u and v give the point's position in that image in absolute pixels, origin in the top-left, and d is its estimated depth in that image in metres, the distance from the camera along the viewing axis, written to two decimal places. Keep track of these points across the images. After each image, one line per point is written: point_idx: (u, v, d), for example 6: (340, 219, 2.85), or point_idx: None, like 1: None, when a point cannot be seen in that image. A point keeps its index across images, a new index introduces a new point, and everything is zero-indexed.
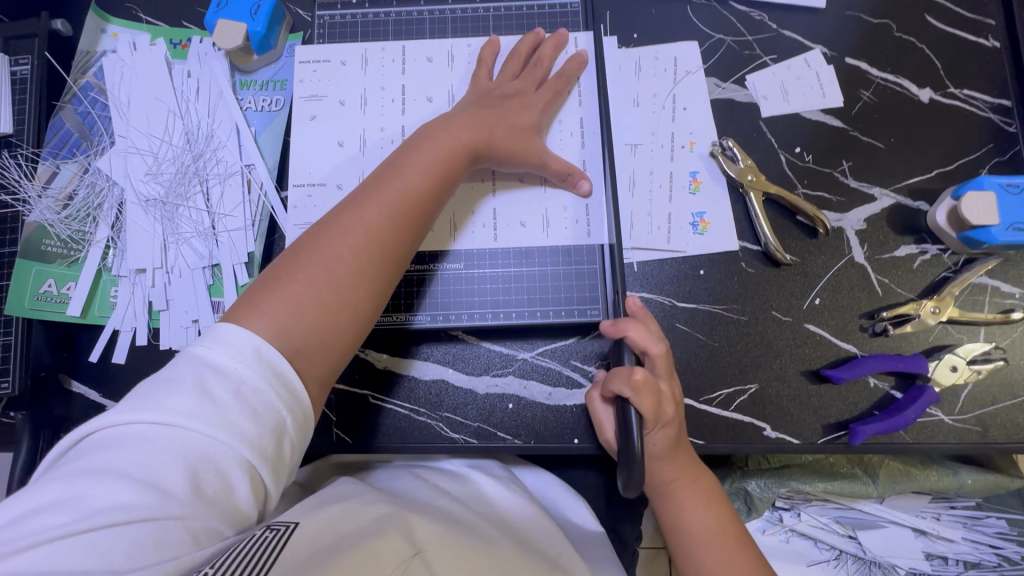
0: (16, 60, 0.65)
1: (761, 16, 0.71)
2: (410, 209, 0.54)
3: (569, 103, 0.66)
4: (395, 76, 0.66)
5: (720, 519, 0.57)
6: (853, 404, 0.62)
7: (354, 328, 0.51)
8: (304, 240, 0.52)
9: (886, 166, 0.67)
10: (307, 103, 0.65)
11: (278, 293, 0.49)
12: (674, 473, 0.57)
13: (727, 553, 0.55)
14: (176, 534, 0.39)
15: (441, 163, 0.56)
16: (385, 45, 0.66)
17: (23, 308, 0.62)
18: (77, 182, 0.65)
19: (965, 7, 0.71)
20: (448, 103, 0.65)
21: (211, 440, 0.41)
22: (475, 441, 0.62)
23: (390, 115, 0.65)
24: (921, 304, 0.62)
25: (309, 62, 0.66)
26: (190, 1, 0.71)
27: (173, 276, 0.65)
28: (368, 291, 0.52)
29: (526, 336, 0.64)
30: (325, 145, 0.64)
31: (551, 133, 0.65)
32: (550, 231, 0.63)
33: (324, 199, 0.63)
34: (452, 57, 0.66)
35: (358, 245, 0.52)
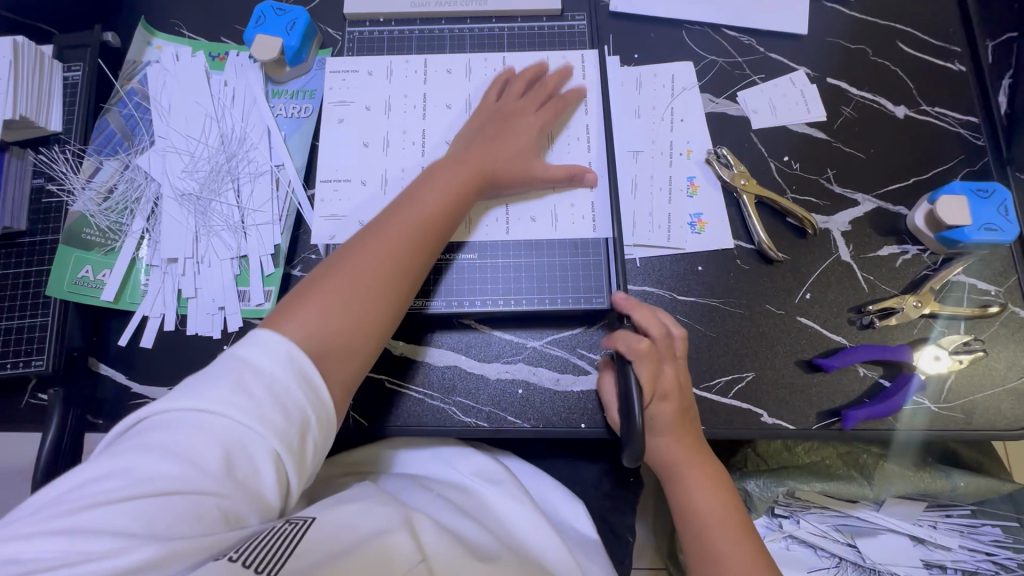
0: (69, 66, 0.71)
1: (750, 40, 0.78)
2: (430, 229, 0.59)
3: (576, 110, 0.72)
4: (417, 85, 0.72)
5: (725, 503, 0.59)
6: (845, 392, 0.66)
7: (378, 333, 0.55)
8: (334, 255, 0.57)
9: (867, 174, 0.73)
10: (335, 108, 0.71)
11: (310, 300, 0.52)
12: (680, 454, 0.61)
13: (730, 535, 0.57)
14: (208, 512, 0.41)
15: (458, 184, 0.61)
16: (409, 58, 0.73)
17: (62, 289, 0.65)
18: (118, 177, 0.70)
19: (933, 36, 0.79)
20: (465, 111, 0.71)
21: (244, 428, 0.43)
22: (486, 424, 0.65)
23: (411, 119, 0.71)
24: (904, 298, 0.67)
25: (338, 72, 0.72)
26: (229, 19, 0.78)
27: (203, 266, 0.69)
28: (390, 298, 0.55)
29: (535, 326, 0.68)
30: (351, 146, 0.70)
31: (559, 138, 0.71)
32: (558, 225, 0.68)
33: (349, 193, 0.68)
34: (469, 70, 0.73)
35: (384, 260, 0.56)
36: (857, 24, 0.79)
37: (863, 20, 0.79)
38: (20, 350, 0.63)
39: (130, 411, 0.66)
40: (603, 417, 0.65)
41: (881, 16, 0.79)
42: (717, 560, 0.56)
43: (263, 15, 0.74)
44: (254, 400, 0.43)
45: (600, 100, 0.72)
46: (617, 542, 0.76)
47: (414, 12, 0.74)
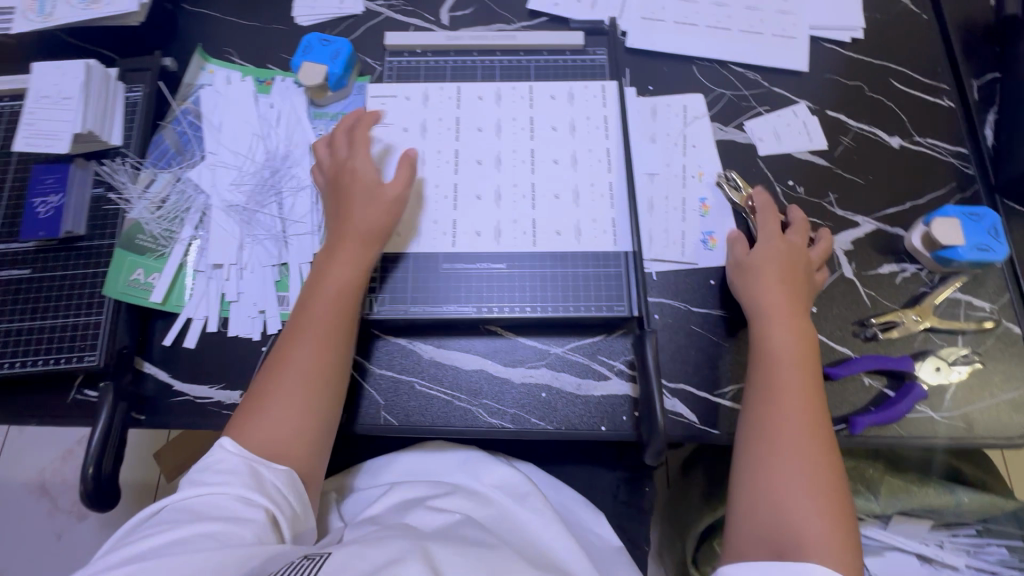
0: (130, 87, 0.77)
1: (755, 76, 0.85)
2: (328, 326, 0.64)
3: (596, 135, 0.78)
4: (451, 110, 0.78)
5: (808, 364, 0.63)
6: (851, 401, 0.69)
7: (328, 412, 0.63)
8: (268, 363, 0.64)
9: (867, 198, 0.79)
10: (375, 129, 0.77)
11: (256, 411, 0.61)
12: (780, 307, 0.66)
13: (803, 392, 0.61)
14: (198, 541, 0.49)
15: (340, 274, 0.66)
16: (443, 85, 0.79)
17: (116, 291, 0.69)
18: (170, 188, 0.75)
19: (923, 75, 0.86)
20: (494, 134, 0.77)
21: (208, 488, 0.54)
22: (511, 426, 0.68)
23: (445, 141, 0.77)
24: (904, 314, 0.71)
25: (378, 97, 0.79)
26: (277, 50, 0.86)
27: (246, 272, 0.74)
28: (318, 394, 0.62)
29: (558, 333, 0.72)
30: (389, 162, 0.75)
31: (581, 159, 0.76)
32: (581, 239, 0.73)
33: None
34: (499, 97, 0.79)
35: (298, 370, 0.62)
36: (853, 63, 0.86)
37: (859, 60, 0.86)
38: (73, 347, 0.66)
39: (171, 408, 0.69)
40: (622, 420, 0.68)
41: (874, 56, 0.87)
42: (778, 405, 0.61)
43: (310, 46, 0.81)
44: (206, 471, 0.56)
45: (618, 126, 0.78)
46: (631, 548, 0.79)
47: (448, 45, 0.81)
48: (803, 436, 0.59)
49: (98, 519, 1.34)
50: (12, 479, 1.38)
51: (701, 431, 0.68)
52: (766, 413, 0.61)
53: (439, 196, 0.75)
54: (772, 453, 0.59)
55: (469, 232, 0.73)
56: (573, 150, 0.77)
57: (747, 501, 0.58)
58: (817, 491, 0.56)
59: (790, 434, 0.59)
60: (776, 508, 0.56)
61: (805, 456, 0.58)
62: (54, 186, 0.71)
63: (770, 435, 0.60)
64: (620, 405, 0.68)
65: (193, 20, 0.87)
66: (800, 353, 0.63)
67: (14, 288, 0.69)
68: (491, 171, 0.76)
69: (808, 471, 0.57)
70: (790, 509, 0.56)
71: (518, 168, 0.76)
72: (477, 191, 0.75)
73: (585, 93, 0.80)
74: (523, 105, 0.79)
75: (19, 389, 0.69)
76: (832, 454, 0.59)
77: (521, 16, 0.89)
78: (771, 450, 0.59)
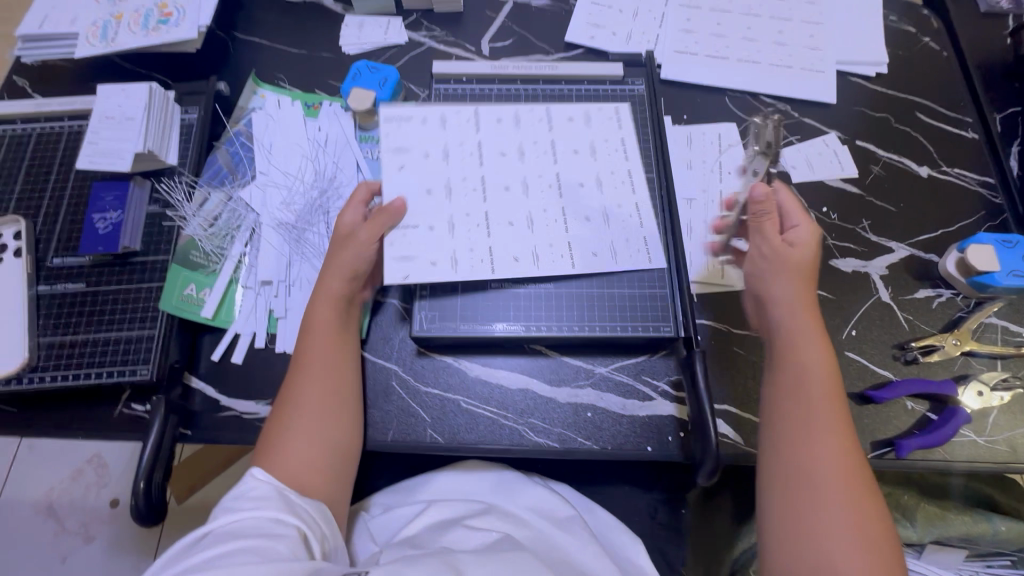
0: (186, 110, 0.80)
1: (786, 107, 0.88)
2: (336, 361, 0.66)
3: (616, 157, 0.79)
4: (472, 134, 0.78)
5: (828, 377, 0.61)
6: (895, 424, 0.70)
7: (347, 441, 0.64)
8: (279, 401, 0.65)
9: (899, 225, 0.81)
10: (395, 155, 0.75)
11: (274, 447, 0.61)
12: (790, 322, 0.64)
13: (824, 406, 0.59)
14: (240, 554, 0.48)
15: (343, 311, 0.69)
16: (459, 109, 0.79)
17: (170, 305, 0.70)
18: (222, 207, 0.77)
19: (947, 108, 0.89)
20: (517, 158, 0.77)
21: (242, 513, 0.54)
22: (558, 445, 0.68)
23: (470, 167, 0.76)
24: (944, 338, 0.72)
25: (394, 119, 0.77)
26: (326, 77, 0.89)
27: (294, 289, 0.74)
28: (337, 426, 0.64)
29: (602, 353, 0.73)
30: (414, 191, 0.74)
31: (605, 180, 0.77)
32: (618, 256, 0.73)
33: (416, 238, 0.71)
34: (517, 119, 0.80)
35: (313, 403, 0.64)
36: (880, 96, 0.90)
37: (884, 93, 0.90)
38: (127, 360, 0.67)
39: (217, 422, 0.69)
40: (669, 440, 0.68)
41: (900, 90, 0.90)
42: (800, 430, 0.58)
43: (360, 72, 0.84)
44: (238, 499, 0.56)
45: (638, 147, 0.79)
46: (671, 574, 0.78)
47: (494, 74, 0.84)
48: (831, 463, 0.56)
49: (107, 539, 1.30)
50: (16, 498, 1.34)
51: (748, 453, 0.68)
52: (786, 435, 0.59)
53: (470, 225, 0.73)
54: (800, 482, 0.56)
55: (507, 258, 0.72)
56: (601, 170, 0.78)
57: (778, 530, 0.55)
58: (853, 517, 0.53)
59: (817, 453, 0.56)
60: (811, 533, 0.53)
61: (835, 482, 0.55)
62: (112, 203, 0.73)
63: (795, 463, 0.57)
64: (667, 425, 0.69)
65: (245, 47, 0.91)
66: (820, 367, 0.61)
67: (69, 301, 0.70)
68: (520, 197, 0.75)
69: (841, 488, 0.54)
70: (825, 533, 0.53)
71: (546, 192, 0.76)
72: (510, 218, 0.74)
73: (601, 115, 0.81)
74: (542, 127, 0.80)
75: (67, 401, 0.69)
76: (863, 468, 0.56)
77: (559, 48, 0.94)
78: (796, 472, 0.56)
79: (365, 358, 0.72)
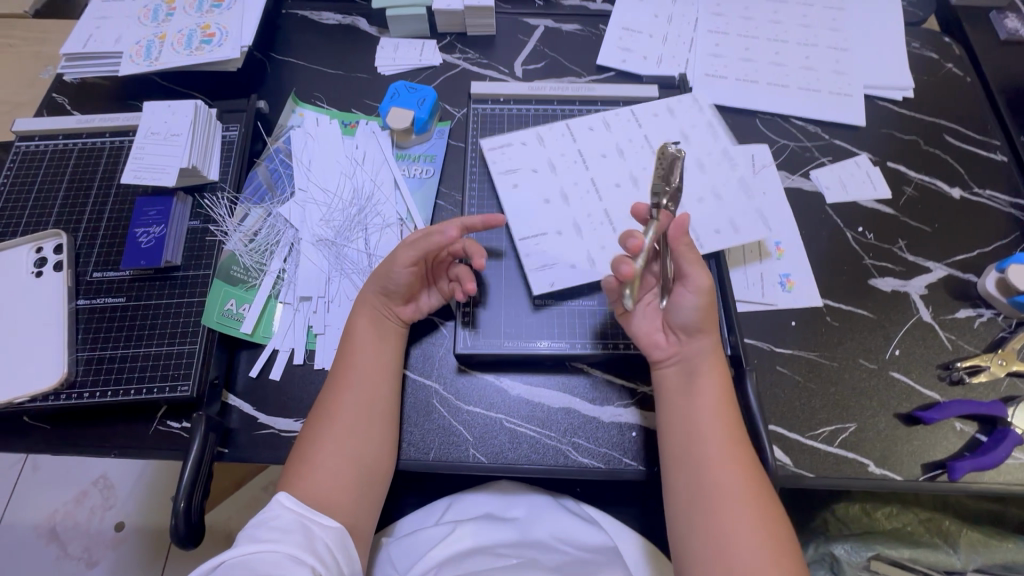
0: (227, 127, 0.81)
1: (816, 129, 0.90)
2: (376, 381, 0.66)
3: (708, 138, 0.81)
4: (570, 145, 0.81)
5: (725, 396, 0.61)
6: (944, 446, 0.68)
7: (380, 463, 0.63)
8: (310, 418, 0.64)
9: (935, 245, 0.81)
10: (506, 175, 0.78)
11: (309, 465, 0.60)
12: (702, 347, 0.63)
13: (722, 427, 0.59)
14: None
15: (381, 333, 0.69)
16: (552, 126, 0.82)
17: (210, 321, 0.69)
18: (262, 223, 0.77)
19: (974, 131, 0.90)
20: (618, 158, 0.80)
21: (259, 548, 0.50)
22: (604, 466, 0.67)
23: (577, 173, 0.79)
24: (990, 358, 0.72)
25: (496, 148, 0.80)
26: (363, 97, 0.90)
27: (333, 305, 0.74)
28: (370, 446, 0.63)
29: (646, 371, 0.72)
30: (533, 205, 0.77)
31: (705, 163, 0.79)
32: (742, 230, 0.74)
33: (549, 243, 0.74)
34: (608, 125, 0.82)
35: (351, 423, 0.63)
36: (908, 119, 0.91)
37: (911, 117, 0.91)
38: (165, 376, 0.66)
39: (254, 440, 0.67)
40: None
41: (927, 114, 0.92)
42: (694, 446, 0.59)
43: (398, 92, 0.85)
44: (257, 532, 0.52)
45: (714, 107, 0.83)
46: None
47: (531, 94, 0.86)
48: (728, 475, 0.56)
49: (111, 564, 1.26)
50: (20, 521, 1.30)
51: (796, 475, 0.67)
52: (689, 455, 0.59)
53: (594, 224, 0.75)
54: (700, 496, 0.56)
55: None
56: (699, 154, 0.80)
57: (689, 554, 0.55)
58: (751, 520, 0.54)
59: (718, 477, 0.56)
60: (714, 544, 0.54)
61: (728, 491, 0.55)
62: (155, 218, 0.73)
63: (694, 478, 0.58)
64: None
65: (283, 67, 0.93)
66: (719, 388, 0.61)
67: (109, 316, 0.69)
68: (631, 191, 0.77)
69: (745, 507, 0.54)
70: (729, 553, 0.53)
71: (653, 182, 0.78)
72: (628, 210, 0.76)
73: (682, 104, 0.83)
74: (633, 127, 0.82)
75: (102, 417, 0.67)
76: (762, 483, 0.57)
77: (591, 70, 0.95)
78: (697, 492, 0.57)
79: (407, 377, 0.71)
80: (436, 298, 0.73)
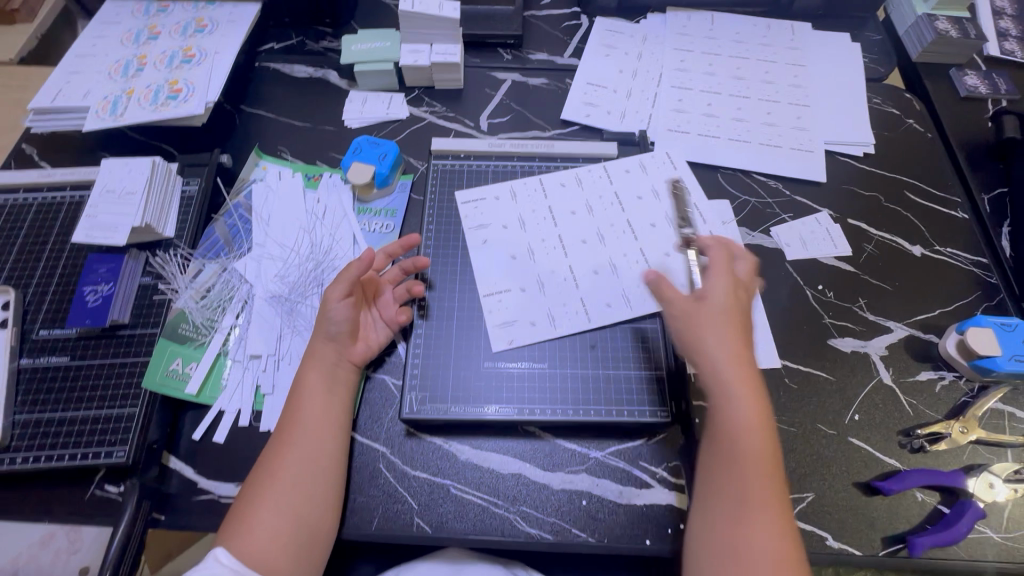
0: (187, 182, 0.82)
1: (777, 185, 0.90)
2: (323, 433, 0.64)
3: (678, 195, 0.83)
4: (541, 201, 0.82)
5: (763, 425, 0.59)
6: (905, 518, 0.66)
7: (320, 523, 0.60)
8: (254, 472, 0.63)
9: (896, 304, 0.80)
10: (477, 232, 0.80)
11: (247, 523, 0.58)
12: (725, 385, 0.60)
13: (757, 463, 0.57)
14: None
15: (329, 385, 0.67)
16: (525, 180, 0.84)
17: (154, 383, 0.68)
18: (216, 278, 0.76)
19: (935, 188, 0.91)
20: (588, 215, 0.81)
21: None
22: (553, 537, 0.64)
23: (545, 229, 0.80)
24: (950, 424, 0.70)
25: (470, 202, 0.82)
26: (328, 150, 0.91)
27: (283, 363, 0.72)
28: (313, 503, 0.61)
29: (597, 436, 0.70)
30: (501, 260, 0.78)
31: (674, 219, 0.81)
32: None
33: (512, 300, 0.75)
34: (579, 181, 0.84)
35: (291, 480, 0.61)
36: (869, 175, 0.92)
37: (872, 173, 0.92)
38: (102, 441, 0.65)
39: (192, 507, 0.65)
40: (667, 533, 0.64)
41: (888, 170, 0.92)
42: (730, 474, 0.57)
43: (359, 147, 0.86)
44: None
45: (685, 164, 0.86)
46: None
47: (491, 151, 0.87)
48: (761, 513, 0.55)
49: None
50: None
51: None
52: (724, 486, 0.57)
53: (559, 280, 0.76)
54: (732, 528, 0.55)
55: (600, 304, 0.75)
56: (665, 212, 0.81)
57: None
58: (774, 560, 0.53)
59: (747, 512, 0.55)
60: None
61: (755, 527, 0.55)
62: (105, 276, 0.73)
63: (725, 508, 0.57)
64: (663, 517, 0.65)
65: (251, 120, 0.94)
66: (754, 415, 0.59)
67: (52, 377, 0.68)
68: (598, 247, 0.79)
69: (771, 542, 0.54)
70: None
71: (622, 239, 0.79)
72: (593, 266, 0.77)
73: (654, 162, 0.86)
74: (604, 183, 0.84)
75: (38, 482, 0.65)
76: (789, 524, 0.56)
77: (555, 124, 0.97)
78: (728, 525, 0.56)
79: (355, 439, 0.69)
80: (383, 331, 0.73)
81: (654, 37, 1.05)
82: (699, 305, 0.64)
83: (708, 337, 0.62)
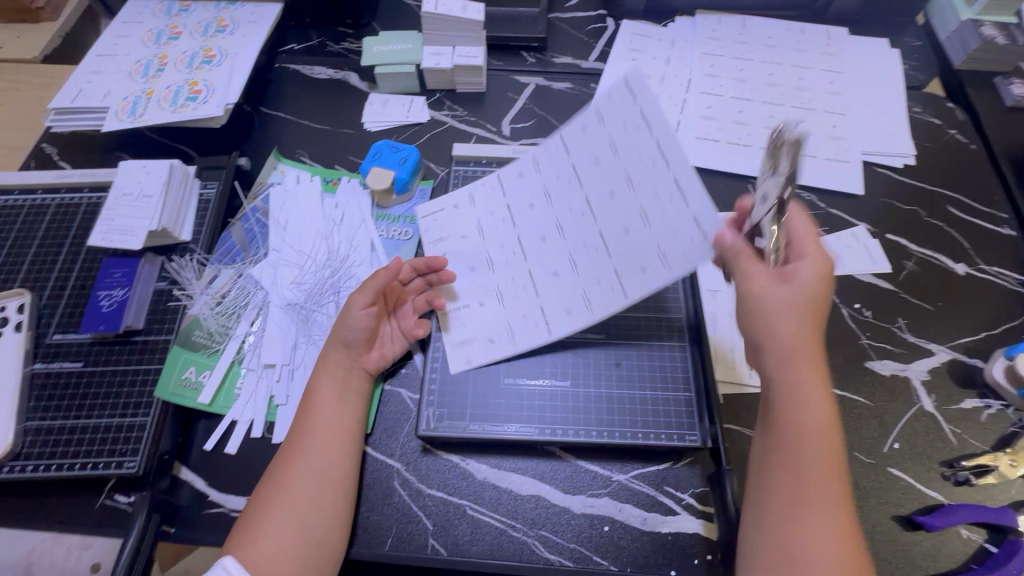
0: (205, 185, 0.80)
1: (811, 197, 0.86)
2: (335, 441, 0.62)
3: (637, 131, 0.64)
4: (499, 201, 0.76)
5: (830, 425, 0.52)
6: (949, 556, 0.62)
7: (330, 535, 0.58)
8: (265, 478, 0.61)
9: (938, 325, 0.76)
10: (434, 246, 0.76)
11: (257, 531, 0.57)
12: (793, 377, 0.53)
13: (817, 470, 0.51)
14: None
15: (342, 392, 0.65)
16: (484, 180, 0.78)
17: (166, 392, 0.67)
18: (232, 284, 0.75)
19: (979, 203, 0.86)
20: (545, 203, 0.73)
21: None
22: (573, 564, 0.61)
23: (504, 233, 0.75)
24: (998, 457, 0.66)
25: (429, 214, 0.78)
26: (347, 154, 0.89)
27: (297, 372, 0.70)
28: (323, 514, 0.58)
29: (621, 458, 0.67)
30: (463, 273, 0.75)
31: (632, 174, 0.65)
32: (671, 264, 0.62)
33: (470, 316, 0.72)
34: (534, 165, 0.75)
35: (302, 488, 0.59)
36: (908, 188, 0.87)
37: (913, 186, 0.88)
38: (113, 450, 0.63)
39: (202, 521, 0.63)
40: (693, 564, 0.61)
41: (929, 183, 0.88)
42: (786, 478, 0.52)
43: (380, 151, 0.84)
44: None
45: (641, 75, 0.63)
46: None
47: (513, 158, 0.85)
48: (821, 525, 0.49)
49: None
50: None
51: None
52: (777, 496, 0.52)
53: (518, 289, 0.72)
54: (786, 542, 0.50)
55: (560, 312, 0.69)
56: (625, 168, 0.66)
57: None
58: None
59: (802, 524, 0.50)
60: None
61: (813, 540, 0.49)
62: (121, 280, 0.72)
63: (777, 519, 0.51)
64: (689, 547, 0.62)
65: (269, 122, 0.93)
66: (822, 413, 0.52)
67: (65, 382, 0.67)
68: (558, 243, 0.71)
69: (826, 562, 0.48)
70: None
71: (580, 224, 0.70)
72: (552, 268, 0.71)
73: (611, 101, 0.66)
74: (561, 156, 0.72)
75: (48, 490, 0.64)
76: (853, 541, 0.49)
77: None
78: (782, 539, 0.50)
79: (368, 454, 0.67)
80: (399, 340, 0.72)
81: (683, 41, 1.01)
82: (779, 283, 0.56)
83: (779, 322, 0.55)
